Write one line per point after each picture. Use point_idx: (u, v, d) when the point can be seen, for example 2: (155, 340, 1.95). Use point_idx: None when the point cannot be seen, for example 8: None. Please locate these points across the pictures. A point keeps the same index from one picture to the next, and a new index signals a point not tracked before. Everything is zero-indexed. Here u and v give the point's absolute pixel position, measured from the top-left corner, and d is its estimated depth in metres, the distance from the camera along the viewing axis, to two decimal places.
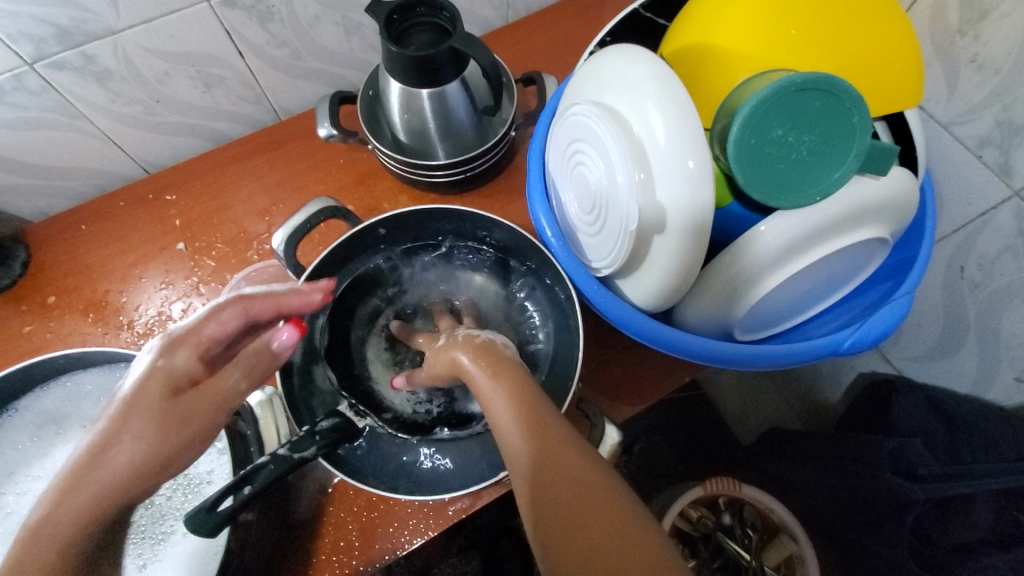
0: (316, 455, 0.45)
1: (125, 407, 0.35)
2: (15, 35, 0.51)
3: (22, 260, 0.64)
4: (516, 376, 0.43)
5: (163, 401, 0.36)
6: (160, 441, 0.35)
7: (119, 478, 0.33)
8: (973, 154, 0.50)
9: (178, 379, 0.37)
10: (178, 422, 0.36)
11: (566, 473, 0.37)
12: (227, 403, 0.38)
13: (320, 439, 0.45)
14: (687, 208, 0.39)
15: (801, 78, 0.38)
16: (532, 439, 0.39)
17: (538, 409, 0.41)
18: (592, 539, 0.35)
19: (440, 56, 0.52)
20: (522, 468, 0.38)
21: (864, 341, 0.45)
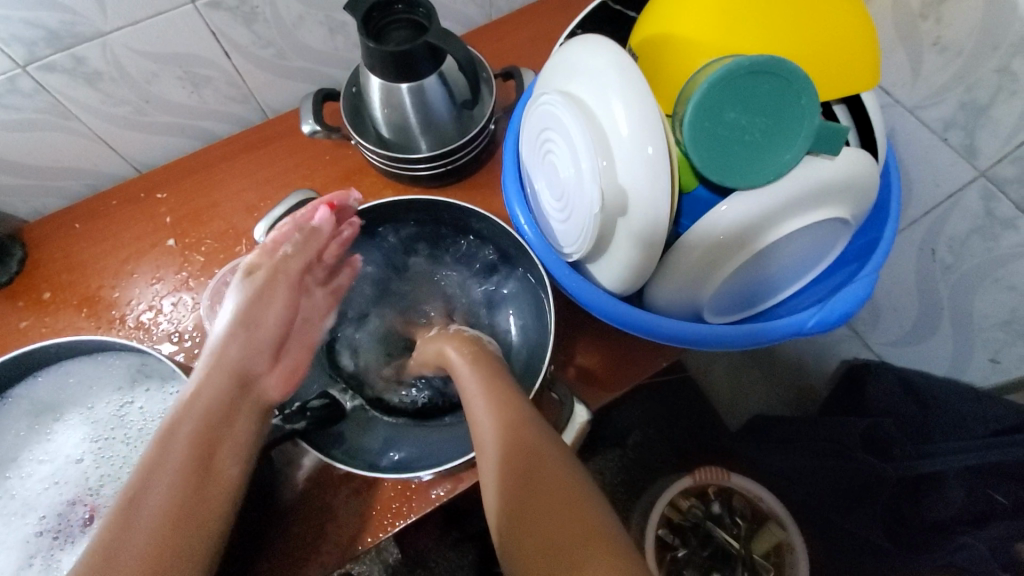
0: (306, 428, 0.47)
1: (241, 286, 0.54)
2: (8, 39, 0.53)
3: (19, 258, 0.66)
4: (489, 364, 0.48)
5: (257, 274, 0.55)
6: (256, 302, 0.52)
7: (234, 368, 0.48)
8: (940, 137, 0.51)
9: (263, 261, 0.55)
10: (265, 286, 0.54)
11: (523, 450, 0.40)
12: (297, 270, 0.55)
13: (308, 414, 0.48)
14: (648, 191, 0.41)
15: (750, 60, 0.40)
16: (496, 418, 0.42)
17: (506, 393, 0.44)
18: (539, 511, 0.37)
19: (415, 51, 0.54)
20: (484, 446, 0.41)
21: (829, 320, 0.46)
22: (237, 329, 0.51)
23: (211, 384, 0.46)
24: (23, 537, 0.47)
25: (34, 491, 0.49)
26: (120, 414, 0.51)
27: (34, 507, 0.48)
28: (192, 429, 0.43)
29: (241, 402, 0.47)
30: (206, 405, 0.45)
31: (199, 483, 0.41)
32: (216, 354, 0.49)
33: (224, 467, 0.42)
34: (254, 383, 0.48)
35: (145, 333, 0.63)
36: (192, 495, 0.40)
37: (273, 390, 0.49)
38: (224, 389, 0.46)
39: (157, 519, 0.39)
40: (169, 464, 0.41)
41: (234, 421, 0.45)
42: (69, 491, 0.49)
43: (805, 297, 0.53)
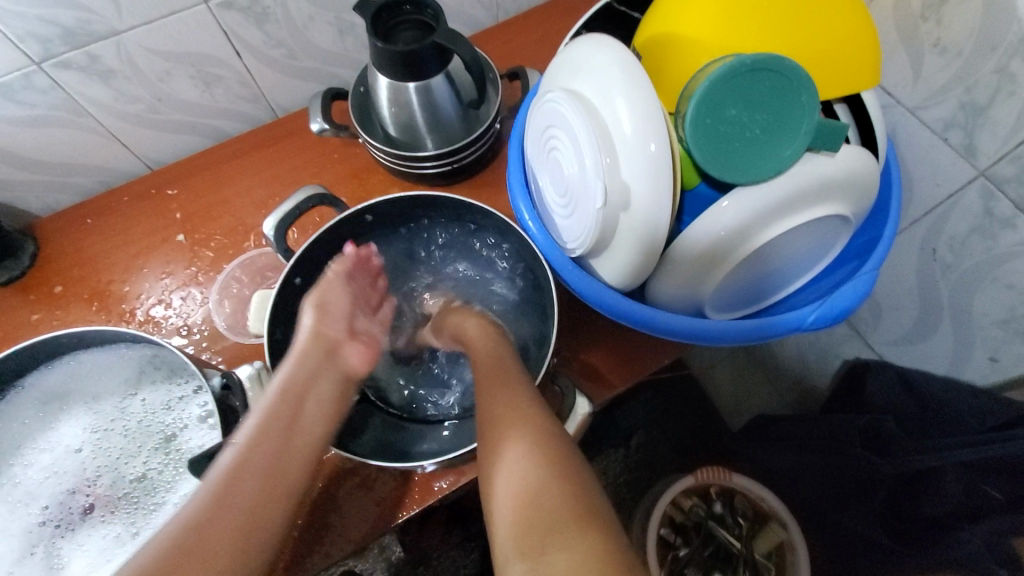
0: None
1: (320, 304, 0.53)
2: (24, 36, 0.54)
3: (31, 252, 0.67)
4: (497, 340, 0.52)
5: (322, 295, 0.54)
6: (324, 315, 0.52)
7: (324, 342, 0.51)
8: (940, 137, 0.52)
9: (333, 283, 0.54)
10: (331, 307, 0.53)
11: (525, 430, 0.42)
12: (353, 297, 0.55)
13: None
14: (650, 188, 0.42)
15: (751, 59, 0.40)
16: (502, 400, 0.45)
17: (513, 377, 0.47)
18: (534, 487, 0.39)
19: (423, 51, 0.55)
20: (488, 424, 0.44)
21: (829, 316, 0.47)
22: (321, 318, 0.52)
23: (309, 355, 0.50)
24: (26, 526, 0.49)
25: (35, 480, 0.51)
26: (120, 406, 0.52)
27: (36, 496, 0.50)
28: (284, 394, 0.47)
29: (330, 373, 0.50)
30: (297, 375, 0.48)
31: (292, 441, 0.45)
32: (313, 332, 0.51)
33: (314, 429, 0.46)
34: (342, 357, 0.52)
35: (154, 327, 0.64)
36: (280, 451, 0.44)
37: (356, 364, 0.52)
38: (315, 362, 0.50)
39: (258, 467, 0.42)
40: (275, 421, 0.45)
41: (321, 390, 0.49)
42: (68, 481, 0.50)
43: (806, 293, 0.54)
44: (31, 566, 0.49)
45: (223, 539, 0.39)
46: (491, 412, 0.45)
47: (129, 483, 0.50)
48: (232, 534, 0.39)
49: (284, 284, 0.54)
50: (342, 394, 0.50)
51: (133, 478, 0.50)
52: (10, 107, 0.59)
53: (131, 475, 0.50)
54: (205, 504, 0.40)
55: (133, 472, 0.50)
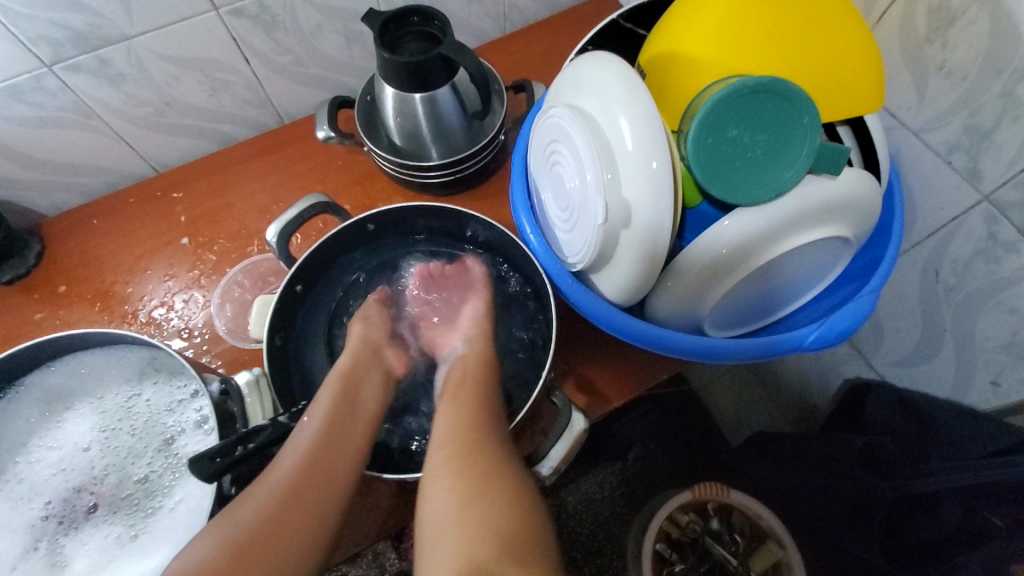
0: None
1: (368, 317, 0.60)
2: (35, 39, 0.54)
3: (37, 251, 0.67)
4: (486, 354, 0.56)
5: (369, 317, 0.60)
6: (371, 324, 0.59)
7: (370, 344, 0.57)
8: (943, 160, 0.51)
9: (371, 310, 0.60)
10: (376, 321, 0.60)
11: (472, 450, 0.46)
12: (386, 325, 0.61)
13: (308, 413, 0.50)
14: (651, 205, 0.42)
15: (754, 80, 0.40)
16: (458, 418, 0.49)
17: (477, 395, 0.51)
18: (472, 508, 0.42)
19: (429, 63, 0.55)
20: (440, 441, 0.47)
21: (828, 336, 0.47)
22: (366, 324, 0.59)
23: (362, 348, 0.56)
24: (29, 520, 0.50)
25: (42, 476, 0.51)
26: (126, 406, 0.53)
27: (41, 492, 0.51)
28: (341, 382, 0.52)
29: (378, 368, 0.56)
30: (347, 366, 0.53)
31: (351, 423, 0.50)
32: (361, 337, 0.57)
33: (368, 411, 0.52)
34: (385, 358, 0.58)
35: (155, 329, 0.65)
36: (346, 428, 0.49)
37: (396, 365, 0.60)
38: (363, 356, 0.55)
39: (328, 442, 0.47)
40: (340, 403, 0.50)
41: (372, 380, 0.54)
42: (74, 479, 0.51)
43: (807, 312, 0.54)
44: (33, 561, 0.49)
45: (303, 507, 0.44)
46: (443, 430, 0.48)
47: (133, 483, 0.50)
48: (317, 495, 0.45)
49: (286, 289, 0.54)
50: (386, 386, 0.56)
51: (138, 479, 0.50)
52: (20, 108, 0.60)
53: (136, 475, 0.50)
54: (293, 472, 0.45)
55: (139, 472, 0.50)
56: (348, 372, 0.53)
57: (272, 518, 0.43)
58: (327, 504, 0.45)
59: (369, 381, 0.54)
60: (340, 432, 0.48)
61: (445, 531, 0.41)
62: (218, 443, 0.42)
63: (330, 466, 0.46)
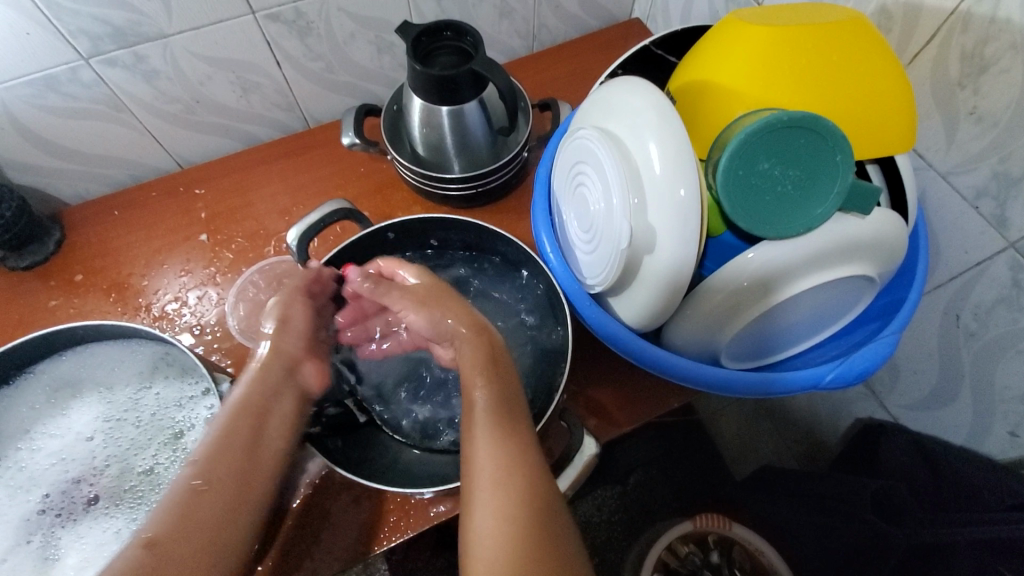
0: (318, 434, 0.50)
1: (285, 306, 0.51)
2: (75, 32, 0.55)
3: (57, 239, 0.68)
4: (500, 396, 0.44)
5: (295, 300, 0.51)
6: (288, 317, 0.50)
7: (288, 360, 0.48)
8: (970, 205, 0.51)
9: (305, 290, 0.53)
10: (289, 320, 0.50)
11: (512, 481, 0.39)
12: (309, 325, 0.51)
13: (322, 420, 0.50)
14: (678, 231, 0.42)
15: (789, 115, 0.40)
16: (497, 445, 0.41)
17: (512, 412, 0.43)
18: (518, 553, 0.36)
19: (460, 77, 0.56)
20: (484, 478, 0.40)
21: (846, 376, 0.46)
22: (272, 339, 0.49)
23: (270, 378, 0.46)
24: (25, 513, 0.49)
25: (41, 466, 0.51)
26: (133, 398, 0.53)
27: (39, 483, 0.50)
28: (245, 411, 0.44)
29: (289, 392, 0.47)
30: (257, 398, 0.45)
31: (257, 450, 0.42)
32: (270, 348, 0.48)
33: (277, 441, 0.44)
34: (302, 379, 0.49)
35: (167, 324, 0.64)
36: (241, 471, 0.41)
37: (313, 384, 0.49)
38: (276, 385, 0.46)
39: (224, 489, 0.40)
40: (234, 437, 0.42)
41: (282, 409, 0.46)
42: (73, 469, 0.50)
43: (825, 350, 0.53)
44: (24, 554, 0.48)
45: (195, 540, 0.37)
46: (483, 465, 0.40)
47: (136, 475, 0.50)
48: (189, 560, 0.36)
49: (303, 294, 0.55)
50: (301, 414, 0.47)
51: (141, 471, 0.50)
52: (53, 97, 0.60)
53: (139, 467, 0.50)
54: (167, 523, 0.37)
55: (141, 465, 0.50)
56: (258, 403, 0.44)
57: (164, 554, 0.36)
58: (221, 543, 0.38)
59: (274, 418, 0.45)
60: (241, 484, 0.40)
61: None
62: None
63: (214, 529, 0.38)
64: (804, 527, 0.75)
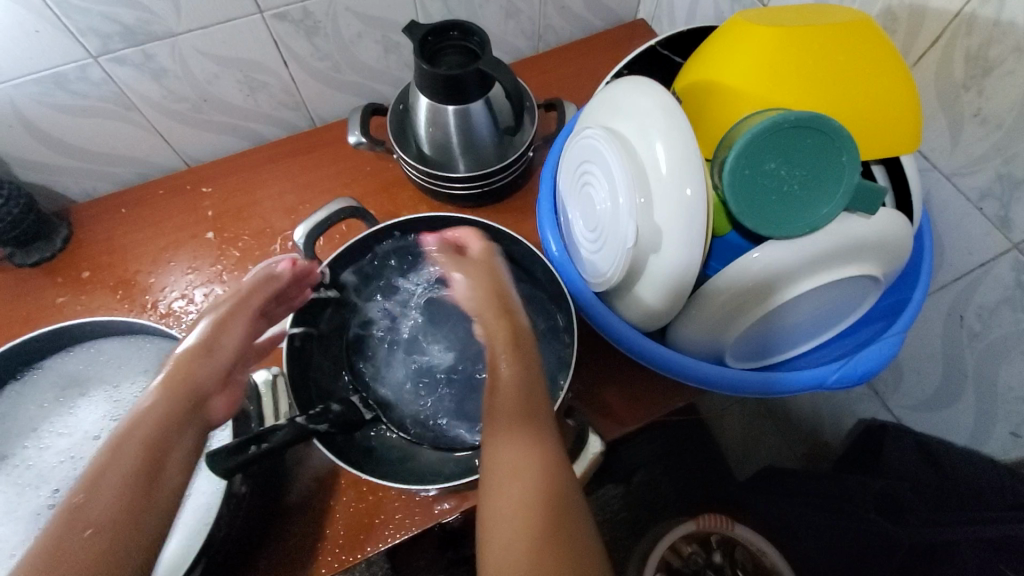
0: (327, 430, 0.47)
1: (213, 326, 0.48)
2: (85, 30, 0.56)
3: (65, 237, 0.68)
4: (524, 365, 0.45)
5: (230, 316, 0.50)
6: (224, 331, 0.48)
7: (190, 391, 0.42)
8: (974, 206, 0.51)
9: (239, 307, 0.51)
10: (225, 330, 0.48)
11: (532, 479, 0.38)
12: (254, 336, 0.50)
13: (331, 417, 0.48)
14: (684, 230, 0.42)
15: (794, 115, 0.40)
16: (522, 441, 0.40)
17: (536, 408, 0.43)
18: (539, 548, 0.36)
19: (466, 77, 0.56)
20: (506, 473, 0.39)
21: (850, 377, 0.47)
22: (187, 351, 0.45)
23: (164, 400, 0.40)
24: (34, 510, 0.46)
25: (49, 464, 0.48)
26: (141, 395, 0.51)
27: (47, 480, 0.48)
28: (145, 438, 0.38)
29: (195, 425, 0.41)
30: (151, 431, 0.39)
31: (150, 486, 0.37)
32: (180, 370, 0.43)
33: (174, 474, 0.38)
34: (206, 412, 0.43)
35: (174, 321, 0.65)
36: (141, 502, 0.36)
37: (222, 414, 0.43)
38: (177, 418, 0.41)
39: (116, 525, 0.34)
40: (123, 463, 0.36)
41: (180, 446, 0.40)
42: (82, 467, 0.48)
43: (830, 350, 0.53)
44: None
45: None
46: (505, 448, 0.40)
47: None
48: None
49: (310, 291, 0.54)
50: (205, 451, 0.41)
51: None
52: (62, 95, 0.61)
53: None
54: None
55: None
56: (152, 436, 0.38)
57: None
58: None
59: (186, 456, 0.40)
60: (128, 523, 0.35)
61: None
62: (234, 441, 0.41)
63: None
64: (807, 528, 0.75)
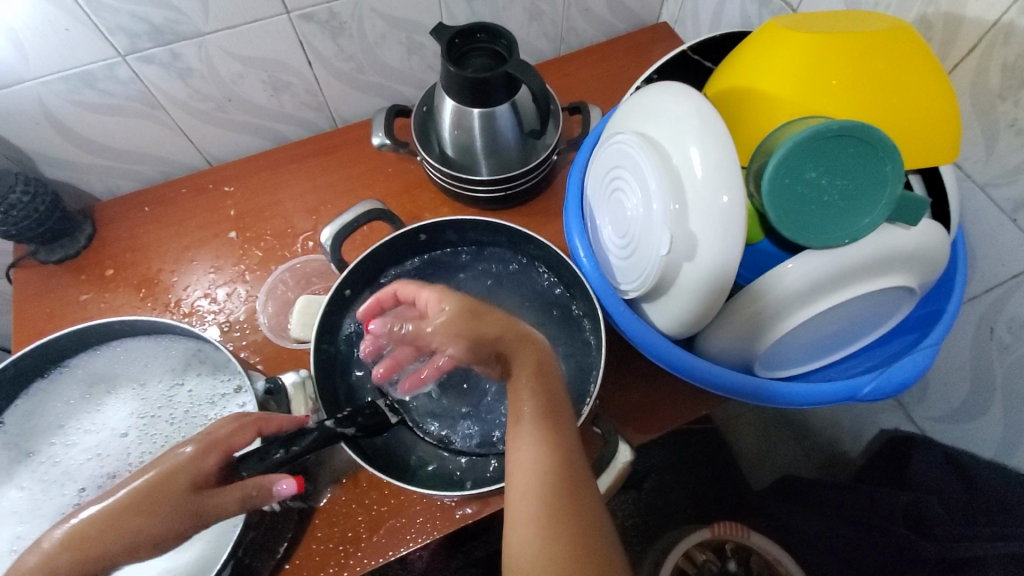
0: (354, 434, 0.46)
1: (150, 490, 0.37)
2: (114, 29, 0.56)
3: (88, 234, 0.69)
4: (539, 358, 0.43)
5: (183, 488, 0.37)
6: (159, 513, 0.37)
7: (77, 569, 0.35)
8: (1008, 218, 0.50)
9: (201, 478, 0.38)
10: (179, 507, 0.37)
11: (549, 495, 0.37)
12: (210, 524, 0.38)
13: (358, 421, 0.47)
14: (718, 237, 0.41)
15: (838, 124, 0.40)
16: (538, 460, 0.39)
17: (558, 420, 0.41)
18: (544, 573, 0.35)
19: (494, 80, 0.56)
20: (518, 491, 0.38)
21: (884, 389, 0.46)
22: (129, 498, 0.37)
23: (63, 566, 0.35)
24: (61, 507, 0.47)
25: (76, 462, 0.49)
26: (167, 395, 0.52)
27: (74, 478, 0.49)
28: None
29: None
30: None
31: None
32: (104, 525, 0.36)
33: None
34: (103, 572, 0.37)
35: (196, 320, 0.65)
36: None
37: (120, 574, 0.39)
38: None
39: None
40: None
41: None
42: (109, 465, 0.49)
43: (859, 361, 0.53)
44: None
45: None
46: (523, 445, 0.39)
47: None
48: None
49: (335, 291, 0.54)
50: None
51: None
52: (89, 94, 0.61)
53: None
54: None
55: None
56: None
57: None
58: None
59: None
60: None
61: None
62: (267, 441, 0.41)
63: None
64: (824, 537, 0.75)
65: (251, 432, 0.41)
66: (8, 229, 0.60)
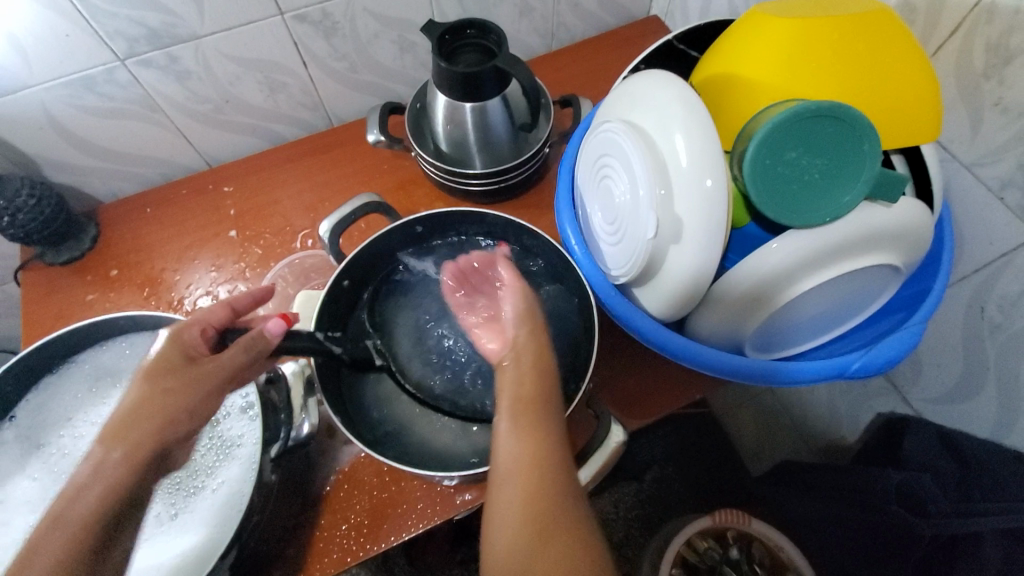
0: (341, 355, 0.50)
1: (148, 371, 0.40)
2: (113, 34, 0.57)
3: (93, 236, 0.70)
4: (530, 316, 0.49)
5: (178, 361, 0.41)
6: (168, 384, 0.40)
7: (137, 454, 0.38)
8: (996, 196, 0.51)
9: (191, 348, 0.42)
10: (185, 372, 0.40)
11: (537, 436, 0.41)
12: (227, 374, 0.41)
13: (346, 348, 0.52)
14: (704, 219, 0.42)
15: (815, 104, 0.41)
16: (525, 405, 0.42)
17: (541, 373, 0.45)
18: (520, 551, 0.37)
19: (484, 74, 0.57)
20: (506, 433, 0.41)
21: (872, 366, 0.47)
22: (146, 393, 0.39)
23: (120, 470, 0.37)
24: None
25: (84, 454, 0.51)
26: None
27: None
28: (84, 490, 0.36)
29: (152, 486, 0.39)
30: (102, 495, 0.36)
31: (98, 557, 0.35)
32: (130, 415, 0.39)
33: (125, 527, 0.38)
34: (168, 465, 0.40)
35: (199, 317, 0.66)
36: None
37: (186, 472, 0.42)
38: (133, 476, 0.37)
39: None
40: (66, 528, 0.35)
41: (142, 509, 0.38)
42: None
43: (848, 342, 0.54)
44: None
45: None
46: (516, 389, 0.43)
47: None
48: None
49: (334, 283, 0.54)
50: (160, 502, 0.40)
51: None
52: (90, 98, 0.62)
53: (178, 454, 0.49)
54: None
55: None
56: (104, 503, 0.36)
57: None
58: None
59: (133, 519, 0.38)
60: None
61: (518, 513, 0.38)
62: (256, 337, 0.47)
63: None
64: (823, 519, 0.75)
65: (219, 308, 0.46)
66: (15, 231, 0.62)
